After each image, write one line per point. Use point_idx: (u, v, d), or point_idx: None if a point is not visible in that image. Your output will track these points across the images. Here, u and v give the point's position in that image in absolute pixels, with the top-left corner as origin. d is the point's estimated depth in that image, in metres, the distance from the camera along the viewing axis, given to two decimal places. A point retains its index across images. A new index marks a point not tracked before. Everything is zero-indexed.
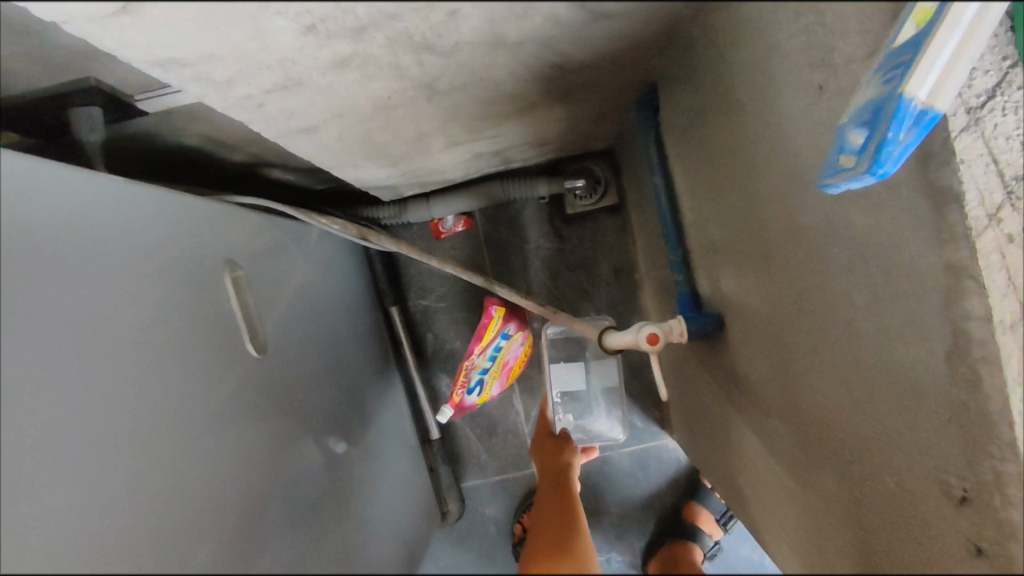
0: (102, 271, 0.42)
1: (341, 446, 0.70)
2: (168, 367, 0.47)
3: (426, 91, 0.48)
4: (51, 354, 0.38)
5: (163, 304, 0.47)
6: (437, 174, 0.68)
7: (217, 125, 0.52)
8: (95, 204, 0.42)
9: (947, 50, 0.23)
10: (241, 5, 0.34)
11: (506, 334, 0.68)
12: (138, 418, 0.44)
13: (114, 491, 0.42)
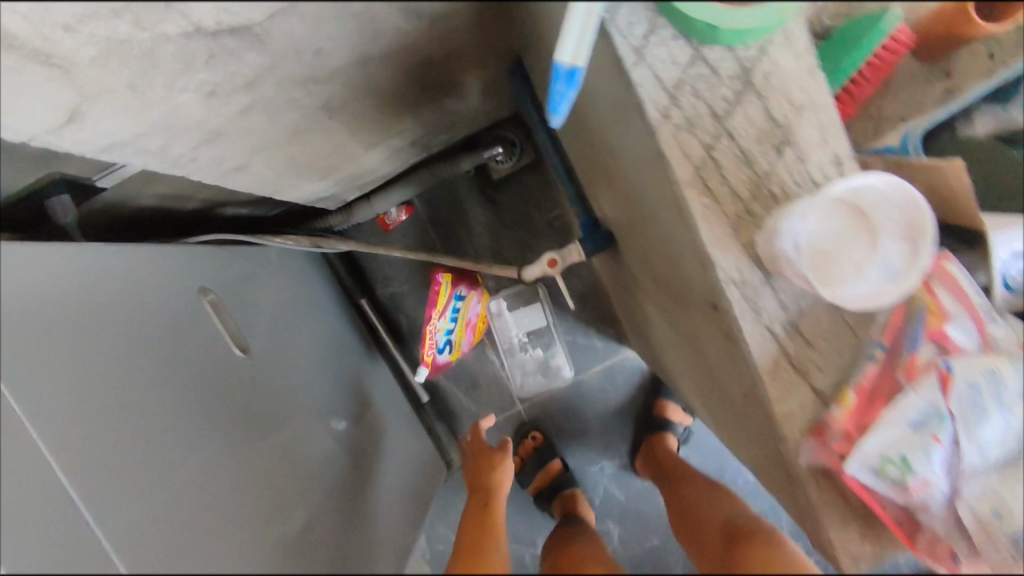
0: (132, 320, 0.53)
1: (341, 424, 0.82)
2: (194, 388, 0.58)
3: (328, 113, 0.56)
4: (115, 393, 0.50)
5: (176, 338, 0.58)
6: (369, 173, 0.87)
7: (171, 181, 0.65)
8: (110, 269, 0.53)
9: (573, 26, 0.32)
10: (151, 89, 0.42)
11: (461, 296, 0.87)
12: (175, 433, 0.55)
13: (168, 494, 0.54)
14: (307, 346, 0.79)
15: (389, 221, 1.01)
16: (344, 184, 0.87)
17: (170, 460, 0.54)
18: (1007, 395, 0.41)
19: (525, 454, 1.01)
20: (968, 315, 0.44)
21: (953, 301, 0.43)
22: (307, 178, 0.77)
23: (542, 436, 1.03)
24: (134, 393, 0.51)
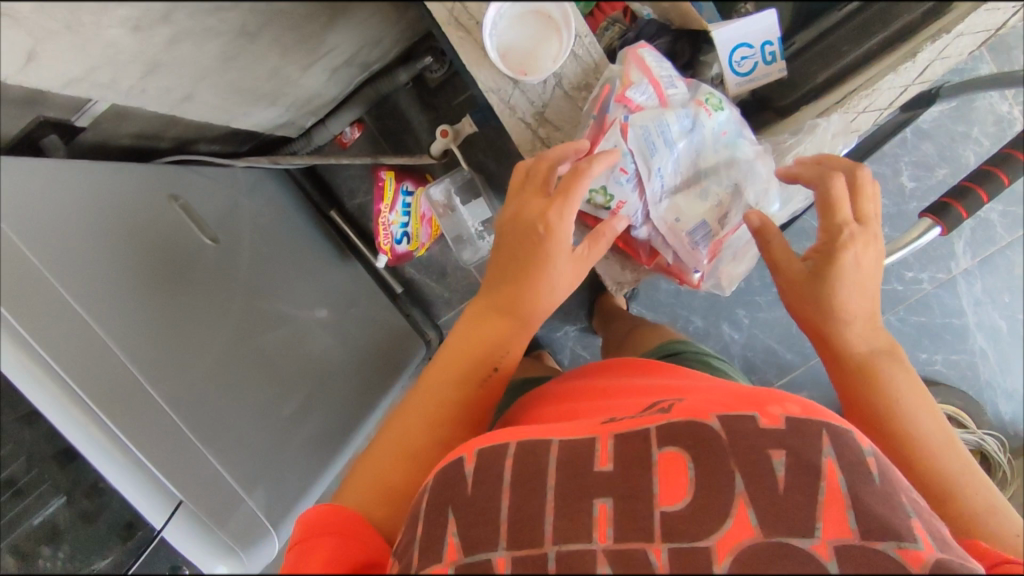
0: (129, 229, 0.67)
1: (324, 311, 0.98)
2: (193, 279, 0.73)
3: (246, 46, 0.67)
4: (128, 288, 0.63)
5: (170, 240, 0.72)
6: (317, 97, 0.98)
7: (138, 120, 0.79)
8: (96, 187, 0.67)
9: None
10: (87, 36, 0.55)
11: (406, 191, 1.03)
12: (193, 313, 0.70)
13: (202, 365, 0.68)
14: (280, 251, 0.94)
15: (345, 140, 1.15)
16: (293, 110, 0.98)
17: (195, 334, 0.69)
18: (670, 131, 0.66)
19: None
20: (648, 81, 0.65)
21: (641, 76, 0.65)
22: (254, 106, 0.89)
23: None
24: (155, 284, 0.66)
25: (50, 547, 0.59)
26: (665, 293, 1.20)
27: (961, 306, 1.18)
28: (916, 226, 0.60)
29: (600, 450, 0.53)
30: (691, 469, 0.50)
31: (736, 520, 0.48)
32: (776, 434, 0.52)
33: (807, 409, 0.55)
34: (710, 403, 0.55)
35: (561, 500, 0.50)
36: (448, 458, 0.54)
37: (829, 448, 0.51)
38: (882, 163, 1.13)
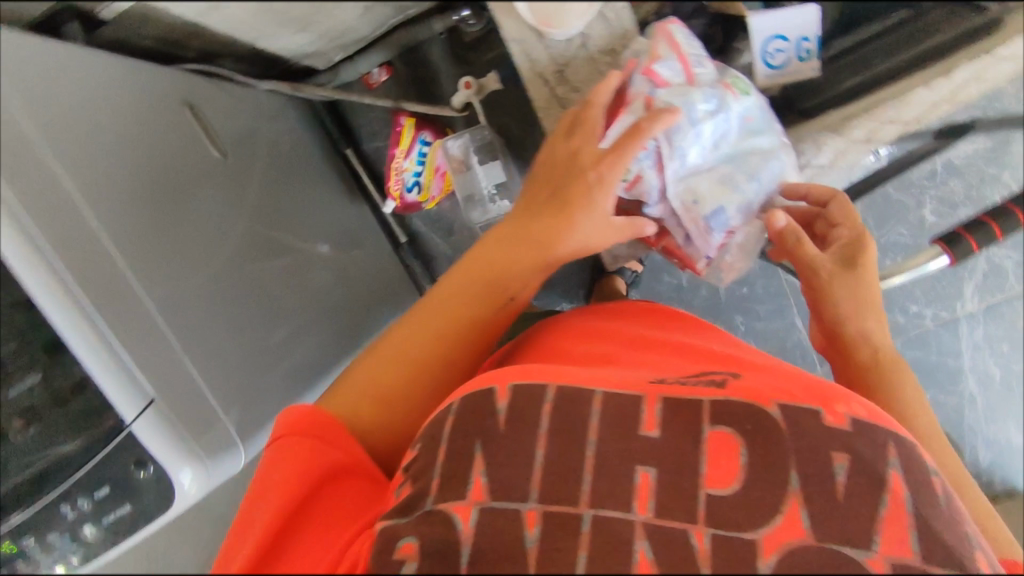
0: (134, 133, 0.66)
1: (325, 247, 0.98)
2: (194, 194, 0.72)
3: None
4: (120, 195, 0.62)
5: (174, 149, 0.71)
6: (347, 31, 0.96)
7: (163, 25, 0.78)
8: (117, 83, 0.66)
9: None
10: None
11: (423, 139, 1.02)
12: (190, 234, 0.70)
13: (197, 288, 0.68)
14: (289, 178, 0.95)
15: (372, 81, 1.13)
16: (323, 39, 0.96)
17: (186, 257, 0.68)
18: (695, 110, 0.64)
19: None
20: (674, 57, 0.65)
21: (669, 51, 0.65)
22: (284, 28, 0.87)
23: None
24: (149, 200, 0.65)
25: (19, 422, 0.57)
26: (667, 286, 1.19)
27: (959, 348, 1.17)
28: None
29: (647, 413, 0.53)
30: (743, 455, 0.51)
31: (785, 518, 0.48)
32: (841, 433, 0.51)
33: (873, 412, 0.55)
34: (776, 387, 0.55)
35: (602, 456, 0.51)
36: (473, 387, 0.56)
37: (897, 460, 0.51)
38: (907, 192, 1.11)
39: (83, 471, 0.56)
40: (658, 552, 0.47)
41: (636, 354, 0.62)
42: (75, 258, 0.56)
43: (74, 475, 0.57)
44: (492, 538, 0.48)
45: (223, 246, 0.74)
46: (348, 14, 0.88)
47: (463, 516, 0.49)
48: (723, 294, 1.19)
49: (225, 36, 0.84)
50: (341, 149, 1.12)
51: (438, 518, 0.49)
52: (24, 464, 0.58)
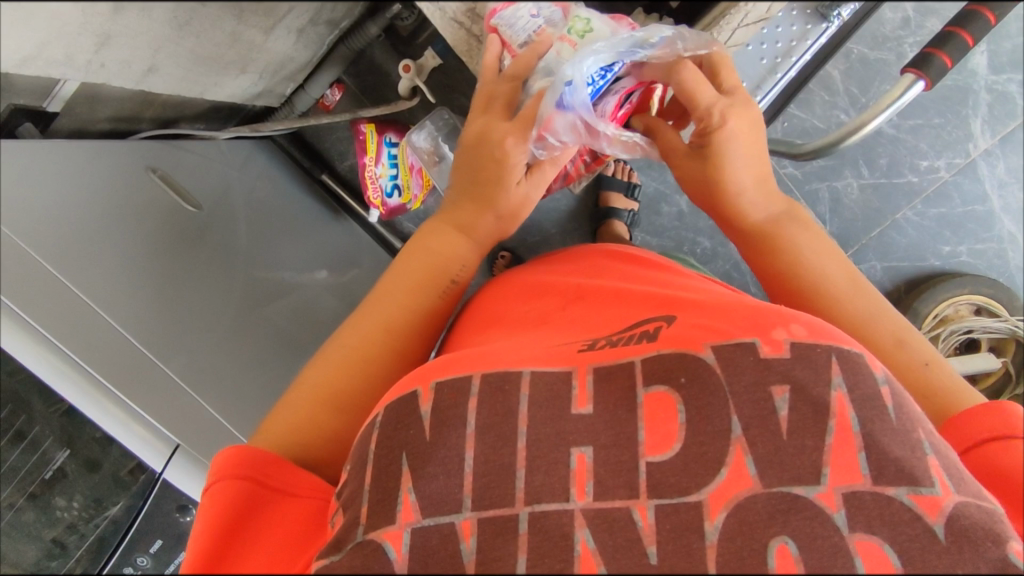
0: (124, 216, 0.65)
1: (324, 273, 0.99)
2: (188, 262, 0.70)
3: (182, 22, 0.66)
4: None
5: (161, 221, 0.69)
6: (287, 60, 0.97)
7: (109, 99, 0.79)
8: (87, 165, 0.65)
9: None
10: (27, 21, 0.55)
11: (391, 142, 1.03)
12: (196, 311, 0.67)
13: (210, 355, 0.66)
14: (271, 214, 0.96)
15: (327, 103, 1.14)
16: (265, 76, 0.97)
17: (192, 326, 0.65)
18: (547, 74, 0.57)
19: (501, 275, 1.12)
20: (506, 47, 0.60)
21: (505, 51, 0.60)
22: (224, 75, 0.88)
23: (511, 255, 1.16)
24: (141, 280, 0.62)
25: (65, 498, 0.58)
26: (668, 217, 1.16)
27: (983, 190, 1.12)
28: (899, 84, 0.56)
29: (579, 390, 0.48)
30: (682, 411, 0.45)
31: (731, 470, 0.42)
32: (779, 365, 0.46)
33: (813, 331, 0.48)
34: (703, 329, 0.50)
35: (536, 448, 0.46)
36: (400, 392, 0.51)
37: (840, 380, 0.45)
38: (884, 48, 1.06)
39: (136, 526, 0.60)
40: (601, 537, 0.42)
41: (578, 306, 0.58)
42: (82, 343, 0.56)
43: (129, 533, 0.60)
44: (427, 560, 0.42)
45: (222, 299, 0.73)
46: (280, 41, 0.90)
47: (396, 543, 0.43)
48: None
49: (171, 97, 0.86)
50: (318, 177, 1.14)
51: (370, 548, 0.43)
52: (81, 534, 0.60)
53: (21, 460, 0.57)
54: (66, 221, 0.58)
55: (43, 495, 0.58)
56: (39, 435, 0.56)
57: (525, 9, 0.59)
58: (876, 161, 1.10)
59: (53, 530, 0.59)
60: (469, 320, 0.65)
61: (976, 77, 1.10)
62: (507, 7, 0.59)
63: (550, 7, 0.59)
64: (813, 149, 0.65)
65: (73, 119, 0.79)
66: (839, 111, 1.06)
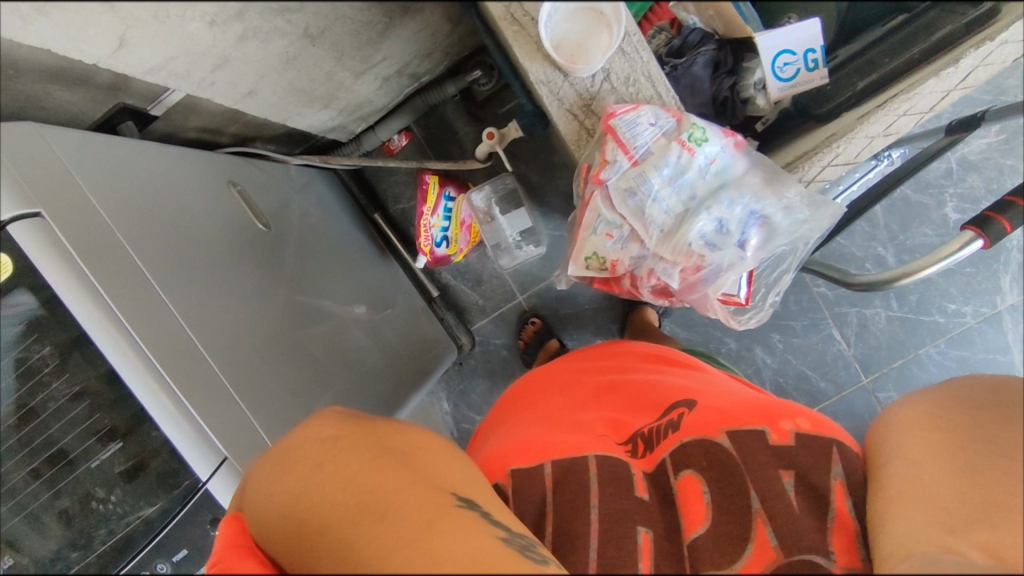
0: (200, 226, 0.68)
1: (363, 309, 0.99)
2: (246, 274, 0.72)
3: (304, 41, 0.71)
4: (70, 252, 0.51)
5: (228, 236, 0.72)
6: (366, 103, 1.02)
7: (202, 112, 0.83)
8: (174, 172, 0.68)
9: None
10: (169, 29, 0.59)
11: (449, 196, 1.04)
12: (252, 328, 0.68)
13: (262, 373, 0.65)
14: (320, 244, 0.98)
15: (393, 147, 1.19)
16: (344, 113, 1.02)
17: (250, 342, 0.66)
18: (651, 186, 0.54)
19: (528, 336, 1.15)
20: (623, 155, 0.53)
21: (616, 152, 0.53)
22: (308, 107, 0.93)
23: (540, 319, 1.17)
24: (210, 291, 0.63)
25: (104, 489, 0.57)
26: (699, 313, 1.18)
27: (1007, 342, 1.13)
28: (956, 238, 0.56)
29: (636, 477, 0.57)
30: (708, 492, 0.54)
31: (756, 544, 0.50)
32: (788, 452, 0.55)
33: (816, 425, 0.58)
34: (720, 415, 0.59)
35: (605, 521, 0.52)
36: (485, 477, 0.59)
37: (840, 469, 0.55)
38: (927, 193, 1.11)
39: (168, 529, 0.58)
40: None
41: (614, 397, 0.67)
42: (161, 344, 0.55)
43: (157, 536, 0.58)
44: None
45: (273, 320, 0.73)
46: (366, 86, 0.96)
47: None
48: None
49: (257, 117, 0.91)
50: (371, 215, 1.18)
51: None
52: (110, 530, 0.58)
53: (71, 443, 0.56)
54: (157, 220, 0.61)
55: (82, 482, 0.57)
56: (97, 418, 0.55)
57: (648, 116, 0.52)
58: (907, 296, 1.14)
59: (80, 519, 0.57)
60: (505, 405, 0.75)
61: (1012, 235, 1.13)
62: (629, 110, 0.51)
63: (666, 116, 0.53)
64: (870, 281, 0.66)
65: (168, 124, 0.83)
66: (877, 244, 1.11)
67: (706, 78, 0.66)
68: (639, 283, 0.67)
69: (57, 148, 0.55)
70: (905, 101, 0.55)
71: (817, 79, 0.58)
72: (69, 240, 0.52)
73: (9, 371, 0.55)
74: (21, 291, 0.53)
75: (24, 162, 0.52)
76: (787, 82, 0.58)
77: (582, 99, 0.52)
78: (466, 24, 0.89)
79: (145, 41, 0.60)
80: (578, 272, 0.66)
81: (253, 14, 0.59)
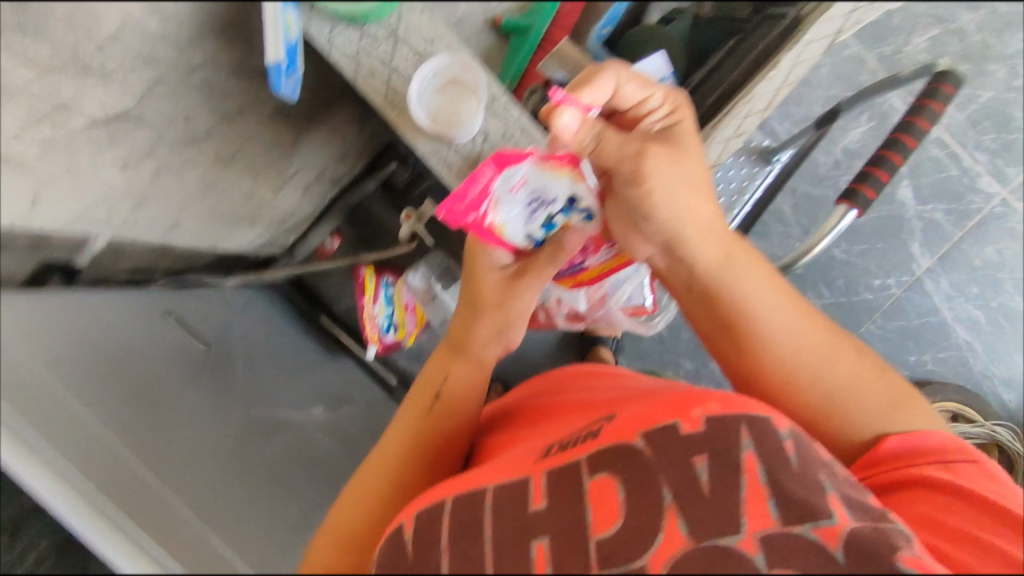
0: (139, 360, 0.68)
1: (322, 411, 0.99)
2: (194, 398, 0.71)
3: (217, 165, 0.75)
4: None
5: (169, 364, 0.72)
6: (292, 213, 1.06)
7: (128, 254, 0.85)
8: (104, 315, 0.69)
9: None
10: (80, 175, 0.62)
11: (387, 284, 1.09)
12: (206, 451, 0.67)
13: (223, 494, 0.64)
14: (268, 357, 0.99)
15: (327, 251, 1.20)
16: (272, 228, 1.06)
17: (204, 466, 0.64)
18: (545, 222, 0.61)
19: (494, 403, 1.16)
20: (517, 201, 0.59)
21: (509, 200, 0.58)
22: (235, 228, 0.96)
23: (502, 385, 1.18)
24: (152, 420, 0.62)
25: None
26: (650, 342, 1.21)
27: (933, 303, 1.21)
28: (833, 213, 0.62)
29: (534, 488, 0.51)
30: (621, 490, 0.47)
31: (665, 534, 0.45)
32: (698, 438, 0.47)
33: (727, 403, 0.49)
34: (635, 419, 0.51)
35: (500, 550, 0.47)
36: (388, 529, 0.53)
37: (749, 440, 0.46)
38: (823, 186, 1.21)
39: None
40: None
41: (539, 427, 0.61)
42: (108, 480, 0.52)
43: None
44: None
45: (229, 438, 0.72)
46: (288, 198, 1.00)
47: None
48: None
49: (186, 248, 0.92)
50: (316, 320, 1.18)
51: None
52: None
53: None
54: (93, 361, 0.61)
55: None
56: None
57: None
58: (833, 281, 1.22)
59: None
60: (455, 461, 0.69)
61: (907, 207, 1.23)
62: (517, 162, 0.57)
63: None
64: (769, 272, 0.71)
65: (95, 272, 0.84)
66: (793, 240, 1.19)
67: None
68: (553, 313, 0.76)
69: None
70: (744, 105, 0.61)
71: None
72: None
73: None
74: None
75: None
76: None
77: (470, 162, 0.57)
78: (370, 124, 0.96)
79: (61, 194, 0.63)
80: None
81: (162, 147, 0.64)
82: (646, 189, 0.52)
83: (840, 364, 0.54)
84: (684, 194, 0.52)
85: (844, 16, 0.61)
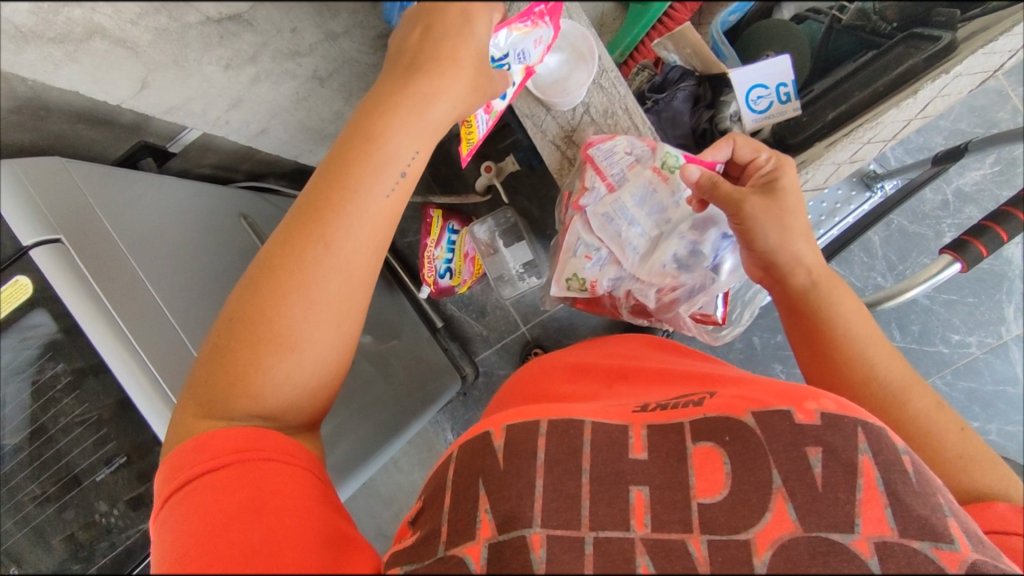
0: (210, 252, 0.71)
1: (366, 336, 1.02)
2: None
3: (317, 81, 0.75)
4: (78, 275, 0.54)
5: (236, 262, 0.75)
6: None
7: (216, 149, 0.89)
8: (185, 204, 0.72)
9: None
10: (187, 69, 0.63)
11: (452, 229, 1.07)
12: None
13: None
14: None
15: None
16: None
17: None
18: (625, 208, 0.67)
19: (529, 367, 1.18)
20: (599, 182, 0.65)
21: (594, 178, 0.65)
22: (318, 144, 0.97)
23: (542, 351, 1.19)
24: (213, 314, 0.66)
25: (107, 504, 0.60)
26: None
27: (1013, 373, 1.12)
28: (935, 262, 0.58)
29: (635, 438, 0.48)
30: (728, 463, 0.45)
31: (773, 514, 0.41)
32: (812, 430, 0.45)
33: (844, 406, 0.47)
34: (746, 398, 0.49)
35: (598, 482, 0.45)
36: (473, 434, 0.52)
37: (866, 445, 0.44)
38: (924, 224, 1.12)
39: None
40: (661, 563, 0.41)
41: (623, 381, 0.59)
42: (167, 365, 0.57)
43: None
44: None
45: None
46: None
47: (475, 556, 0.42)
48: (758, 343, 1.16)
49: (270, 155, 0.96)
50: None
51: (452, 562, 0.41)
52: (111, 542, 0.61)
53: (80, 457, 0.59)
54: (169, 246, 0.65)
55: (91, 491, 0.59)
56: (105, 432, 0.58)
57: (622, 145, 0.63)
58: (909, 326, 1.14)
59: (85, 533, 0.60)
60: (504, 396, 0.68)
61: (1012, 265, 1.12)
62: (605, 140, 0.63)
63: (641, 145, 0.64)
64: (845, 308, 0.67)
65: (185, 160, 0.88)
66: (876, 274, 1.12)
67: (685, 111, 0.75)
68: (619, 303, 0.77)
69: (81, 180, 0.59)
70: (868, 129, 0.61)
71: (789, 112, 0.69)
72: (87, 265, 0.55)
73: (25, 387, 0.58)
74: (39, 312, 0.56)
75: (46, 194, 0.56)
76: (761, 113, 0.69)
77: (564, 131, 0.65)
78: None
79: (168, 85, 0.65)
80: (559, 293, 0.74)
81: (265, 58, 0.64)
82: (746, 228, 0.58)
83: (890, 361, 0.54)
84: (796, 225, 0.57)
85: (1010, 52, 0.59)
